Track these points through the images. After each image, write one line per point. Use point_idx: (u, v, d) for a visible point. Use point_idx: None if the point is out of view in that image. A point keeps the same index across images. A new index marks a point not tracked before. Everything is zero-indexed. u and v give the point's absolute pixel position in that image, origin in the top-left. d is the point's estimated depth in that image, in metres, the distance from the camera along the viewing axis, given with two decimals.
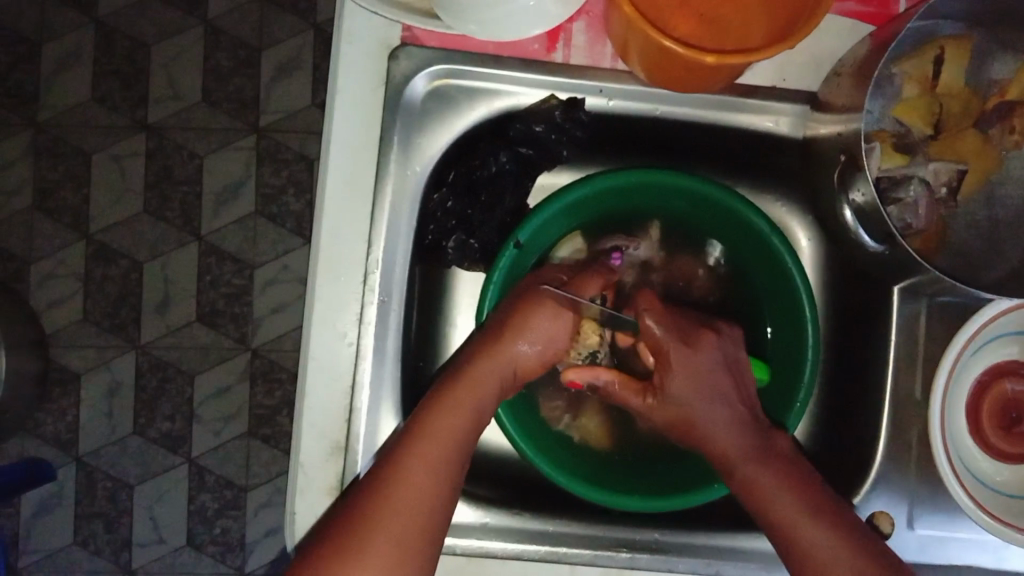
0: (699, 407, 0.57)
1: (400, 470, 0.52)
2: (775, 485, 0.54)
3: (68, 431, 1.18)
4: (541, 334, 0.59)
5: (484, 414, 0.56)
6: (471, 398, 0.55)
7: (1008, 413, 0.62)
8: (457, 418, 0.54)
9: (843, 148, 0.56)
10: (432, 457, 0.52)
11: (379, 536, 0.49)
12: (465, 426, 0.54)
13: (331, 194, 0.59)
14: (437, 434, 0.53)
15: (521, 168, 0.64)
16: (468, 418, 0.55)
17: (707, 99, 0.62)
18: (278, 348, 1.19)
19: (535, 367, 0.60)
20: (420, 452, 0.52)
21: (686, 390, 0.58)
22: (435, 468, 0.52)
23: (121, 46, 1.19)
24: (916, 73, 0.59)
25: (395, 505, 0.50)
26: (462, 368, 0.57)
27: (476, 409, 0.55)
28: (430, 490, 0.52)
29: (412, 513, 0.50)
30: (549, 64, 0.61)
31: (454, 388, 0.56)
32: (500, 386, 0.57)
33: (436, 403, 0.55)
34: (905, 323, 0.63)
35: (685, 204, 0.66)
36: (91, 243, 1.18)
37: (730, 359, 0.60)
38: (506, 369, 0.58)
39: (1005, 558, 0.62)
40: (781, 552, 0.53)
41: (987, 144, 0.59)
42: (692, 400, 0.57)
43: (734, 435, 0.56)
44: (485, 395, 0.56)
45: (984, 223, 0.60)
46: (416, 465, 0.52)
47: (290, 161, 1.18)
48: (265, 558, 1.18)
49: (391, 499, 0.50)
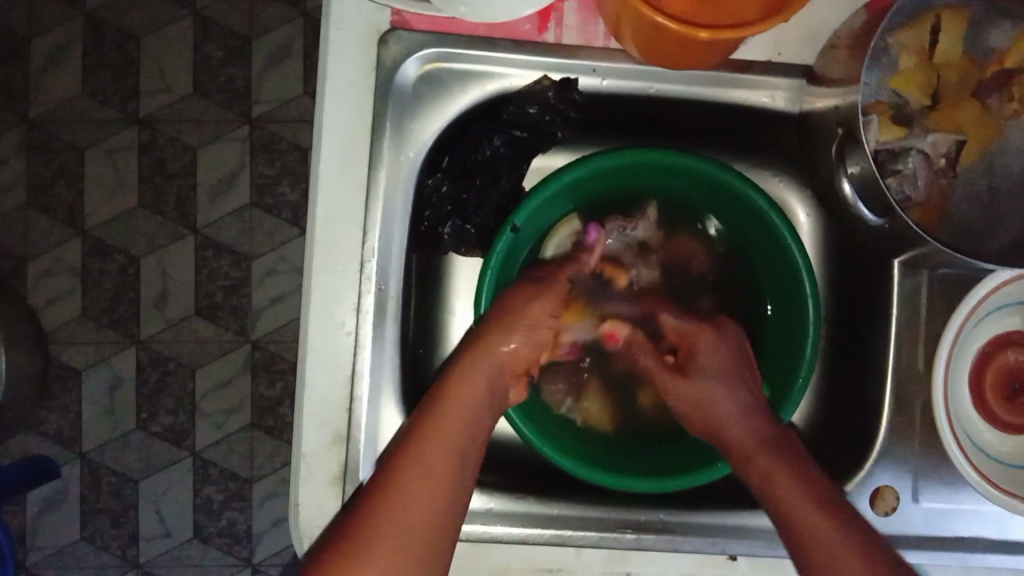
0: (721, 392, 0.60)
1: (400, 475, 0.51)
2: (774, 469, 0.54)
3: (70, 427, 1.18)
4: (528, 336, 0.61)
5: (472, 422, 0.55)
6: (459, 410, 0.55)
7: (1010, 384, 0.62)
8: (451, 427, 0.54)
9: (841, 122, 0.56)
10: (422, 463, 0.51)
11: (378, 540, 0.47)
12: (456, 435, 0.54)
13: (325, 185, 0.59)
14: (432, 441, 0.53)
15: (517, 151, 0.63)
16: (458, 425, 0.54)
17: (702, 75, 0.61)
18: (278, 339, 1.18)
19: (525, 357, 0.61)
20: (412, 457, 0.52)
21: (713, 369, 0.61)
22: (433, 475, 0.51)
23: (111, 40, 1.18)
24: (913, 44, 0.58)
25: (395, 511, 0.49)
26: (453, 376, 0.57)
27: (469, 419, 0.55)
28: (432, 500, 0.50)
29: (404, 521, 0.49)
30: (541, 45, 0.60)
31: (447, 395, 0.56)
32: (486, 396, 0.57)
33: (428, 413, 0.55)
34: (905, 297, 0.63)
35: (684, 183, 0.65)
36: (87, 238, 1.18)
37: (739, 345, 0.63)
38: (490, 373, 0.58)
39: (1010, 528, 0.62)
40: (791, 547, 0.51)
41: (987, 113, 0.59)
42: (716, 377, 0.61)
43: (747, 419, 0.59)
44: (470, 406, 0.56)
45: (983, 193, 0.60)
46: (410, 473, 0.51)
47: (284, 151, 1.18)
48: (271, 549, 1.19)
49: (389, 506, 0.49)
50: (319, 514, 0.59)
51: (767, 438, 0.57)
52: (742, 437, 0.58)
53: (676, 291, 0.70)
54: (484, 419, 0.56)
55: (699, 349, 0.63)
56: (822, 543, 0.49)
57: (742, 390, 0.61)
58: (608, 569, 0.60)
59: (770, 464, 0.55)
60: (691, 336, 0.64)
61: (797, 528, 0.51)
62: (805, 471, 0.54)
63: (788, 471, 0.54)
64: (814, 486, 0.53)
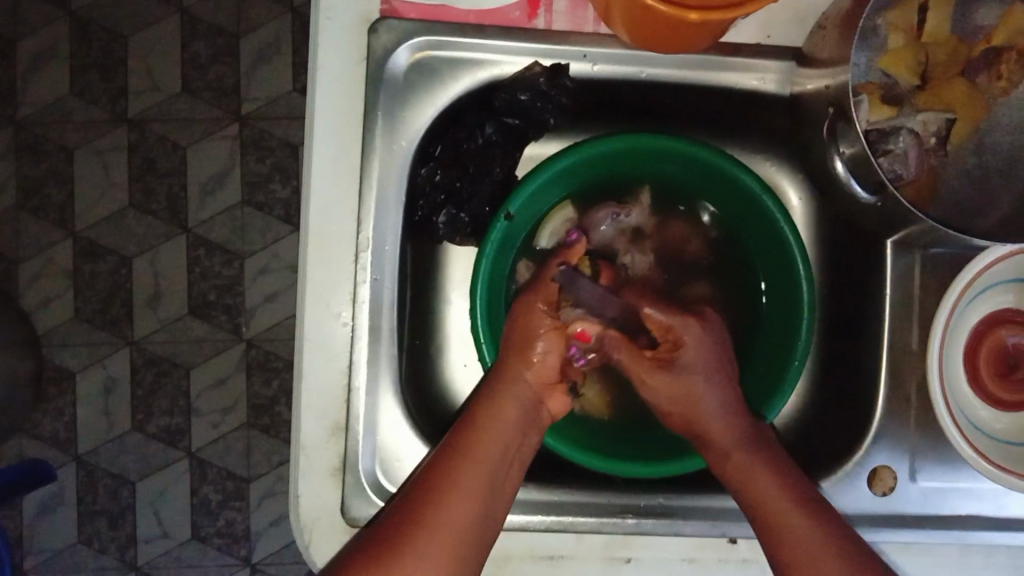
0: (707, 395, 0.61)
1: (436, 491, 0.53)
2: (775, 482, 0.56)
3: (66, 430, 1.17)
4: (547, 345, 0.61)
5: (511, 442, 0.58)
6: (496, 431, 0.58)
7: (1005, 359, 0.62)
8: (487, 446, 0.56)
9: (831, 102, 0.56)
10: (461, 482, 0.54)
11: (415, 551, 0.51)
12: (493, 454, 0.56)
13: (317, 175, 0.59)
14: (469, 460, 0.55)
15: (508, 138, 0.64)
16: (496, 444, 0.57)
17: (692, 59, 0.61)
18: (272, 337, 1.18)
19: (552, 372, 0.62)
20: (450, 477, 0.54)
21: (694, 364, 0.62)
22: (468, 492, 0.54)
23: (98, 40, 1.17)
24: (901, 23, 0.58)
25: (431, 524, 0.52)
26: (490, 394, 0.59)
27: (501, 440, 0.57)
28: (463, 517, 0.53)
29: (444, 535, 0.52)
30: (532, 31, 0.60)
31: (482, 414, 0.58)
32: (526, 415, 0.60)
33: (465, 431, 0.57)
34: (900, 276, 0.63)
35: (678, 168, 0.65)
36: (78, 240, 1.17)
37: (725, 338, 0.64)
38: (524, 392, 0.60)
39: (1006, 504, 0.62)
40: (773, 555, 0.55)
41: (976, 91, 0.59)
42: (696, 375, 0.61)
43: (733, 421, 0.60)
44: (508, 425, 0.58)
45: (974, 171, 0.60)
46: (448, 494, 0.53)
47: (275, 148, 1.17)
48: (270, 548, 1.18)
49: (424, 522, 0.52)
50: (320, 505, 0.59)
51: (754, 437, 0.59)
52: (723, 437, 0.59)
53: (670, 276, 0.71)
54: (524, 439, 0.59)
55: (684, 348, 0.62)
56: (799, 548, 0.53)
57: (726, 385, 0.62)
58: (609, 554, 0.60)
59: (751, 464, 0.57)
60: (676, 332, 0.63)
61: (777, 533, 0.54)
62: (795, 479, 0.57)
63: (787, 484, 0.56)
64: (802, 494, 0.56)
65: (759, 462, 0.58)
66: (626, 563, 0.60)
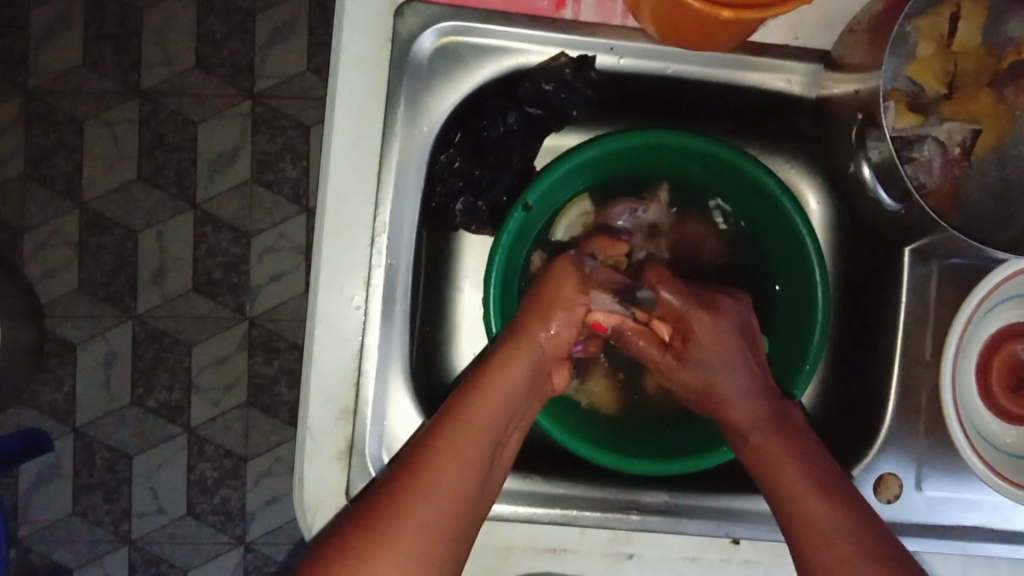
0: (721, 374, 0.60)
1: (441, 443, 0.52)
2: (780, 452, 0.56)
3: (65, 402, 1.17)
4: (567, 318, 0.61)
5: (516, 406, 0.57)
6: (505, 389, 0.56)
7: (1017, 374, 0.62)
8: (496, 397, 0.55)
9: (861, 106, 0.55)
10: (471, 432, 0.53)
11: (414, 510, 0.48)
12: (490, 428, 0.54)
13: (335, 158, 0.58)
14: (476, 411, 0.54)
15: (528, 128, 0.64)
16: (498, 405, 0.55)
17: (719, 57, 0.61)
18: (275, 317, 1.18)
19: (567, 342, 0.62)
20: (461, 428, 0.53)
21: (708, 357, 0.61)
22: (470, 452, 0.52)
23: (112, 11, 1.16)
24: (931, 31, 0.58)
25: (431, 484, 0.50)
26: (496, 350, 0.58)
27: (509, 395, 0.56)
28: (472, 468, 0.52)
29: (453, 484, 0.50)
30: (559, 21, 0.60)
31: (490, 369, 0.57)
32: (529, 379, 0.58)
33: (470, 387, 0.56)
34: (915, 285, 0.62)
35: (698, 166, 0.65)
36: (85, 211, 1.17)
37: (748, 325, 0.63)
38: (538, 354, 0.59)
39: (1011, 517, 0.62)
40: (788, 527, 0.53)
41: (1001, 104, 0.59)
42: (716, 365, 0.60)
43: (751, 403, 0.59)
44: (511, 389, 0.56)
45: (995, 182, 0.59)
46: (457, 442, 0.52)
47: (287, 128, 1.17)
48: (265, 528, 1.18)
49: (433, 469, 0.50)
50: (323, 489, 0.59)
51: (776, 424, 0.58)
52: (743, 419, 0.59)
53: (686, 272, 0.70)
54: (533, 394, 0.58)
55: (698, 337, 0.61)
56: (818, 528, 0.52)
57: (745, 370, 0.61)
58: (612, 550, 0.61)
59: (773, 451, 0.57)
60: (687, 322, 0.62)
61: (793, 514, 0.53)
62: (817, 462, 0.56)
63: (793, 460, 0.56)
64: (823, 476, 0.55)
65: (782, 450, 0.56)
66: (628, 559, 0.61)
